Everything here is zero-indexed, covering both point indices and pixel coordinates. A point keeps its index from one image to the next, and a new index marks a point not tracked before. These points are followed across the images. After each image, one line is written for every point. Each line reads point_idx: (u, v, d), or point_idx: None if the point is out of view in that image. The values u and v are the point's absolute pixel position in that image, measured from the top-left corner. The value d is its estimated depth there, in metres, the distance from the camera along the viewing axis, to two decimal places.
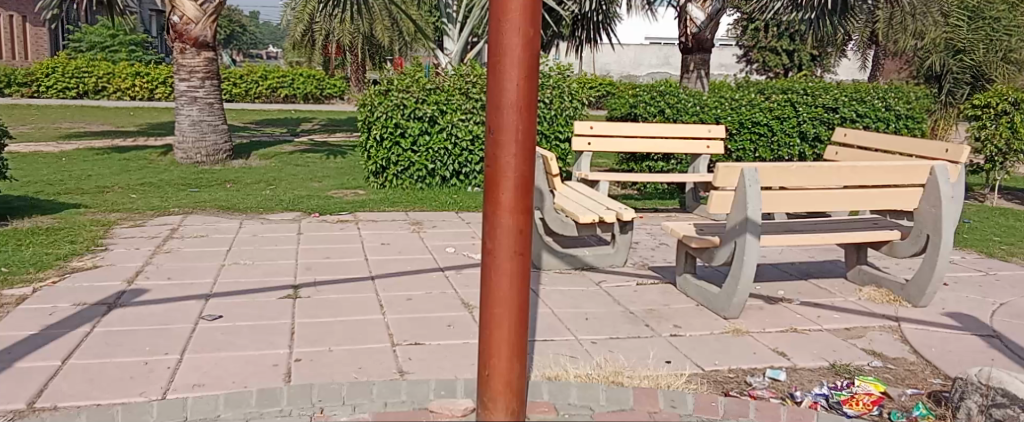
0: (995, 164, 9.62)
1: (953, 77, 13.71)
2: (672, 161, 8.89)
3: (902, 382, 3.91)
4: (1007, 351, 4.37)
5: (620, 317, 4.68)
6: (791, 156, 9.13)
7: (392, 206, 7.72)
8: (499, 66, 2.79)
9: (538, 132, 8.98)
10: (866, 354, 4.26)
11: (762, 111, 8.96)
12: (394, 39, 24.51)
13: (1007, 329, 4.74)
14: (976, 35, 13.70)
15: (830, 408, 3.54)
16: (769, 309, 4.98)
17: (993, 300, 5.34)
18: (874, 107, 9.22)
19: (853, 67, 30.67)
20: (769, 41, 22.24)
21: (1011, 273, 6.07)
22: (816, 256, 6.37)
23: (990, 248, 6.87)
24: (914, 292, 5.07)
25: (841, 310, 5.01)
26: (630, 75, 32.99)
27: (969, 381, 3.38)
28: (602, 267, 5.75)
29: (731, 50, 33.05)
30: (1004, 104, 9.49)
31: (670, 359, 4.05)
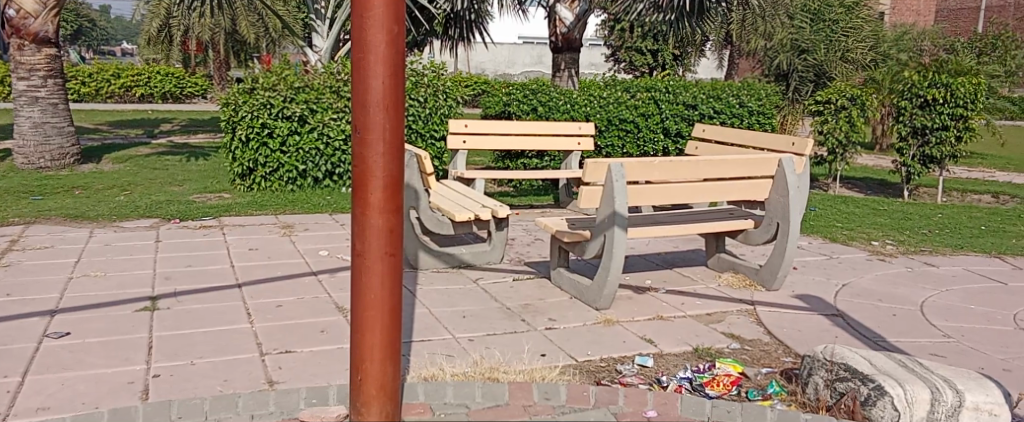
0: (837, 155, 10.39)
1: (799, 75, 14.85)
2: (545, 158, 9.13)
3: (757, 362, 4.15)
4: (849, 329, 4.72)
5: (495, 313, 4.73)
6: (656, 152, 9.50)
7: (260, 209, 7.47)
8: (363, 63, 2.75)
9: (413, 131, 8.91)
10: (725, 338, 4.49)
11: (629, 109, 9.29)
12: (259, 36, 23.68)
13: (849, 308, 5.12)
14: (818, 35, 15.08)
15: (693, 390, 3.71)
16: (637, 298, 5.16)
17: (836, 281, 5.76)
18: (729, 103, 9.72)
19: (712, 67, 32.30)
20: (634, 40, 22.95)
21: (852, 256, 6.56)
22: (679, 246, 6.66)
23: (833, 233, 7.41)
24: (768, 277, 5.40)
25: (703, 297, 5.25)
26: (504, 73, 33.25)
27: (815, 358, 3.63)
28: (478, 264, 5.77)
29: (600, 50, 34.04)
30: (842, 100, 10.22)
31: (544, 352, 4.13)
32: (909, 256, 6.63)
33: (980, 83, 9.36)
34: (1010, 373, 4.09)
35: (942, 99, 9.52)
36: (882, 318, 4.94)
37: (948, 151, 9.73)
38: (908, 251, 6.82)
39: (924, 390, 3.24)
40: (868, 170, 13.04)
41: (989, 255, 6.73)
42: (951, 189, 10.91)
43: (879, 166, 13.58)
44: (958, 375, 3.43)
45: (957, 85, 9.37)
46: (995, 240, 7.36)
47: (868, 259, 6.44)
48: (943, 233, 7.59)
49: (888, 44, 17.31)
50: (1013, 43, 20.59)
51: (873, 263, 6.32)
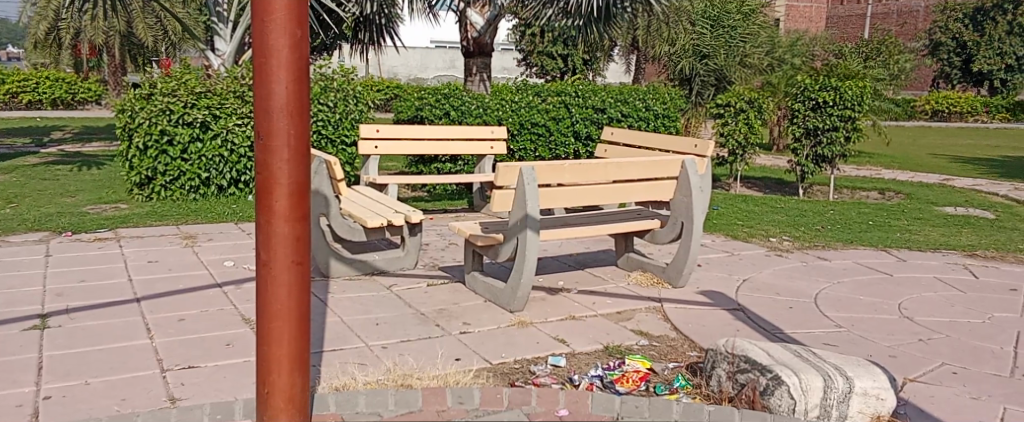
0: (737, 156, 10.75)
1: (701, 79, 15.31)
2: (459, 162, 9.03)
3: (665, 357, 4.27)
4: (750, 322, 4.91)
5: (408, 319, 4.70)
6: (567, 155, 9.64)
7: (159, 220, 7.20)
8: (266, 67, 2.70)
9: (322, 136, 8.74)
10: (634, 335, 4.60)
11: (540, 113, 9.38)
12: (158, 39, 22.83)
13: (750, 302, 5.32)
14: (718, 41, 15.52)
15: (604, 387, 3.79)
16: (550, 299, 5.22)
17: (738, 277, 5.98)
18: (636, 107, 9.96)
19: (620, 71, 33.02)
20: (545, 45, 23.20)
21: (752, 252, 6.83)
22: (590, 247, 6.78)
23: (735, 231, 7.69)
24: (674, 274, 5.56)
25: (613, 296, 5.36)
26: (417, 77, 33.08)
27: (718, 351, 3.76)
28: (391, 271, 5.71)
29: (512, 55, 34.29)
30: (740, 103, 10.65)
31: (458, 356, 4.13)
32: (804, 251, 6.95)
33: (866, 86, 9.85)
34: (896, 359, 4.34)
35: (832, 101, 10.00)
36: (781, 311, 5.16)
37: (838, 151, 10.25)
38: (804, 246, 7.14)
39: (818, 378, 3.40)
40: (766, 170, 13.57)
41: (877, 249, 7.12)
42: (842, 187, 11.48)
43: (776, 166, 14.17)
44: (850, 363, 3.61)
45: (845, 88, 9.83)
46: (882, 234, 7.79)
47: (767, 255, 6.71)
48: (835, 229, 7.98)
49: (783, 49, 18.00)
50: (896, 49, 21.85)
51: (771, 259, 6.59)
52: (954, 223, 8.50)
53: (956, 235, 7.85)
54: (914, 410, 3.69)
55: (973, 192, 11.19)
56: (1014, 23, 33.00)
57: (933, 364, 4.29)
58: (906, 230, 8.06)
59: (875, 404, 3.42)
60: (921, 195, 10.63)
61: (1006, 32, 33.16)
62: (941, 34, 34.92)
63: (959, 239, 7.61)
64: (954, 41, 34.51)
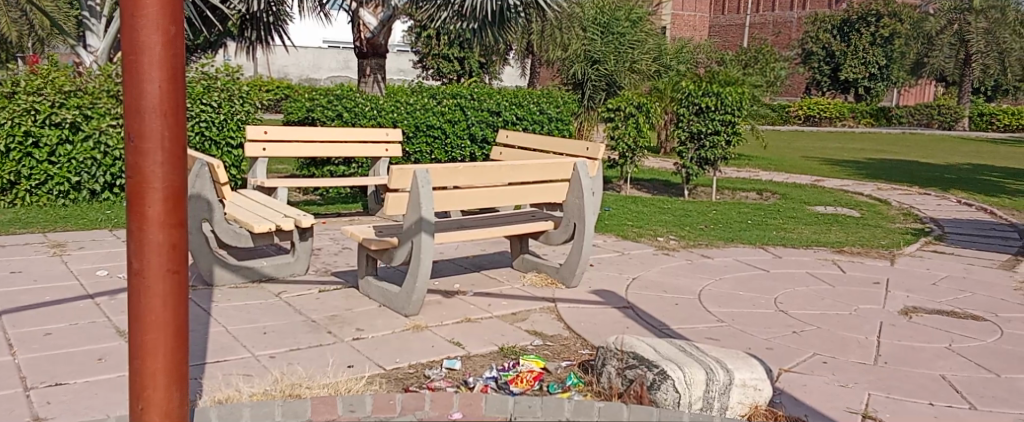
0: (627, 158, 11.07)
1: (593, 85, 15.50)
2: (353, 165, 8.89)
3: (558, 356, 4.33)
4: (639, 319, 5.04)
5: (298, 327, 4.58)
6: (463, 158, 9.66)
7: (24, 227, 6.75)
8: (136, 65, 2.57)
9: (206, 138, 8.42)
10: (528, 335, 4.64)
11: (435, 115, 9.34)
12: (24, 33, 21.36)
13: (639, 300, 5.46)
14: (608, 47, 15.88)
15: (499, 388, 3.80)
16: (445, 302, 5.20)
17: (627, 275, 6.14)
18: (530, 111, 10.08)
19: (515, 75, 33.40)
20: (440, 48, 23.07)
21: (641, 251, 7.02)
22: (486, 249, 6.81)
23: (625, 231, 7.89)
24: (567, 274, 5.66)
25: (508, 297, 5.39)
26: (309, 78, 32.35)
27: (608, 348, 3.85)
28: (281, 277, 5.56)
29: (408, 57, 34.07)
30: (630, 108, 10.90)
31: (351, 363, 4.05)
32: (690, 250, 7.20)
33: (743, 93, 10.45)
34: (772, 351, 4.56)
35: (714, 106, 10.46)
36: (668, 307, 5.32)
37: (720, 153, 10.68)
38: (689, 245, 7.39)
39: (700, 371, 3.53)
40: (654, 172, 13.97)
41: (755, 246, 7.46)
42: (723, 188, 11.95)
43: (663, 168, 14.64)
44: (731, 356, 3.76)
45: (726, 94, 10.36)
46: (760, 232, 8.16)
47: (655, 254, 6.92)
48: (717, 228, 8.31)
49: (670, 56, 18.49)
50: (772, 58, 22.98)
51: (658, 257, 6.80)
52: (824, 221, 9.00)
53: (826, 232, 8.32)
54: (789, 399, 3.88)
55: (841, 192, 11.88)
56: (876, 34, 35.24)
57: (806, 354, 4.53)
58: (781, 228, 8.48)
59: (753, 395, 3.57)
60: (794, 195, 11.20)
61: (870, 42, 35.36)
62: (812, 43, 36.92)
63: (828, 237, 8.07)
64: (824, 51, 36.59)
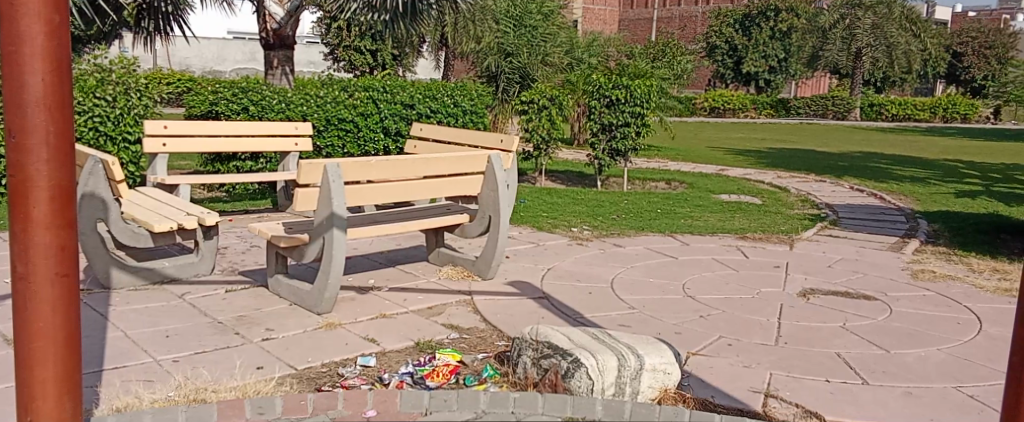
0: (541, 150, 11.14)
1: (506, 77, 15.36)
2: (261, 160, 8.68)
3: (474, 349, 4.33)
4: (554, 309, 5.08)
5: (204, 329, 4.43)
6: (377, 151, 9.54)
7: None
8: (16, 56, 2.42)
9: (100, 134, 8.04)
10: (444, 329, 4.62)
11: (347, 108, 9.18)
12: None
13: (554, 290, 5.51)
14: (520, 41, 15.79)
15: (414, 383, 3.77)
16: (359, 299, 5.12)
17: (543, 266, 6.19)
18: (444, 103, 10.07)
19: (429, 68, 33.25)
20: (351, 39, 22.70)
21: (555, 242, 7.09)
22: (401, 244, 6.75)
23: (540, 222, 7.95)
24: (483, 267, 5.66)
25: (423, 291, 5.35)
26: (213, 71, 31.27)
27: (523, 339, 3.88)
28: (185, 278, 5.36)
29: (318, 48, 33.40)
30: (543, 100, 10.97)
31: (260, 364, 3.94)
32: (602, 239, 7.31)
33: (652, 85, 10.66)
34: (681, 335, 4.68)
35: (624, 99, 10.68)
36: (582, 296, 5.39)
37: (630, 144, 10.87)
38: (601, 235, 7.51)
39: (612, 357, 3.59)
40: (567, 163, 14.12)
41: (664, 234, 7.63)
42: (635, 178, 12.17)
43: (576, 160, 14.82)
44: (642, 342, 3.84)
45: (635, 86, 10.60)
46: (670, 221, 8.37)
47: (569, 245, 7.00)
48: (629, 217, 8.47)
49: (581, 49, 18.71)
50: (678, 51, 23.59)
51: (573, 248, 6.88)
52: (728, 209, 9.29)
53: (730, 220, 8.59)
54: (697, 382, 3.99)
55: (743, 180, 12.29)
56: (775, 28, 36.64)
57: (713, 337, 4.67)
58: (689, 216, 8.71)
59: (663, 379, 3.66)
60: (701, 184, 11.53)
61: (769, 37, 36.71)
62: (716, 37, 38.05)
63: (733, 224, 8.34)
64: (727, 44, 37.78)
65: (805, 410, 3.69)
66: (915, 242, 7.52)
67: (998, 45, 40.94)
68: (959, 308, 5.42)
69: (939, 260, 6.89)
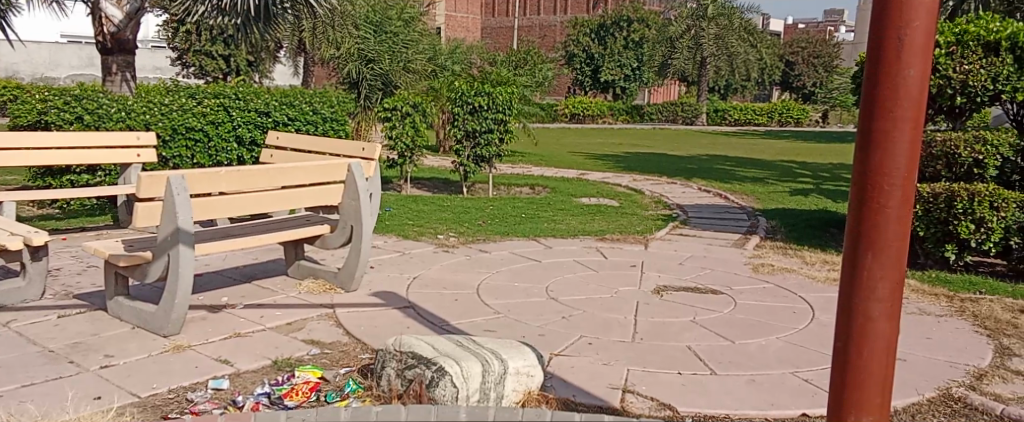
0: (406, 158, 11.05)
1: (368, 83, 14.86)
2: (99, 173, 8.11)
3: (337, 364, 4.22)
4: (419, 318, 5.04)
5: (33, 359, 4.09)
6: (230, 161, 9.16)
7: None
8: None
9: None
10: (304, 345, 4.48)
11: (195, 116, 8.72)
12: None
13: (419, 298, 5.47)
14: (381, 46, 15.53)
15: (271, 404, 3.64)
16: (211, 318, 4.88)
17: (408, 275, 6.13)
18: (303, 110, 9.78)
19: (286, 72, 32.41)
20: (201, 44, 21.68)
21: (421, 250, 7.04)
22: (258, 258, 6.49)
23: (405, 230, 7.88)
24: (346, 278, 5.53)
25: (282, 307, 5.17)
26: (47, 77, 29.03)
27: (387, 351, 3.83)
28: (10, 305, 4.92)
29: (165, 53, 31.76)
30: (406, 107, 10.85)
31: (99, 394, 3.69)
32: (468, 245, 7.33)
33: (513, 93, 10.82)
34: (544, 337, 4.76)
35: (485, 106, 10.79)
36: (447, 303, 5.37)
37: (494, 151, 11.01)
38: (467, 241, 7.52)
39: (476, 364, 3.59)
40: (432, 170, 14.10)
41: (528, 238, 7.75)
42: (499, 184, 12.28)
43: (441, 166, 14.82)
44: (506, 346, 3.87)
45: (497, 93, 10.72)
46: (534, 225, 8.50)
47: (435, 252, 6.97)
48: (494, 223, 8.54)
49: (444, 56, 18.65)
50: (538, 59, 24.10)
51: (438, 255, 6.86)
52: (589, 212, 9.55)
53: (590, 222, 8.83)
54: (559, 381, 4.07)
55: (602, 184, 12.69)
56: (628, 38, 38.40)
57: (574, 337, 4.78)
58: (552, 220, 8.90)
59: (526, 381, 3.73)
60: (563, 188, 11.81)
61: (623, 46, 38.22)
62: (574, 46, 39.18)
63: (594, 226, 8.58)
64: (584, 53, 39.00)
65: (660, 403, 3.84)
66: (757, 238, 8.02)
67: (825, 55, 44.43)
68: (795, 298, 5.81)
69: (778, 254, 7.37)
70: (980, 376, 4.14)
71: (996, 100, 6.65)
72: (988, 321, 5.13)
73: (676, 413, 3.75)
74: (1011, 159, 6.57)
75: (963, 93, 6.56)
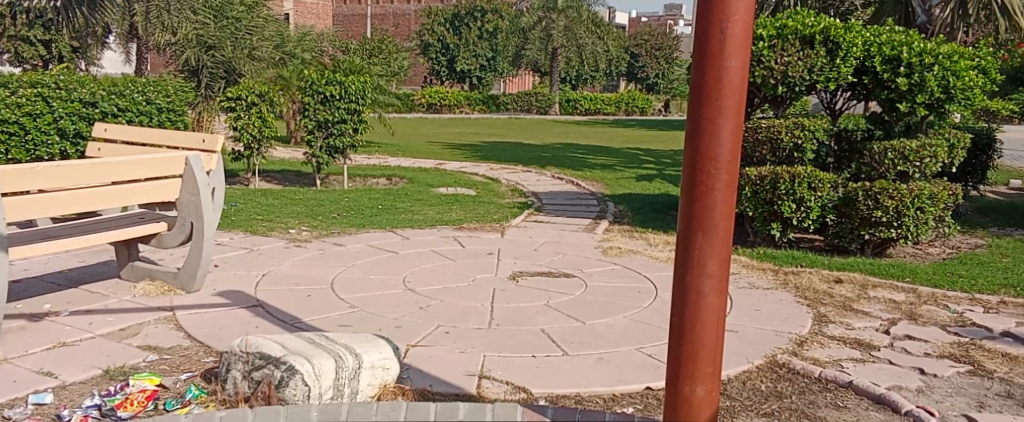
0: (253, 150, 10.60)
1: (209, 71, 13.51)
2: None
3: (177, 369, 4.01)
4: (268, 316, 4.87)
5: None
6: (51, 155, 8.46)
7: None
8: None
9: None
10: (139, 351, 4.22)
11: (9, 107, 7.98)
12: None
13: (267, 296, 5.28)
14: (222, 33, 13.80)
15: (102, 417, 3.41)
16: (32, 328, 4.50)
17: (256, 272, 5.90)
18: (134, 101, 9.24)
19: (117, 60, 30.59)
20: (18, 30, 19.96)
21: (270, 245, 6.79)
22: (87, 260, 6.05)
23: (253, 226, 7.58)
24: (186, 279, 5.25)
25: (115, 312, 4.85)
26: None
27: (232, 352, 3.67)
28: None
29: None
30: (252, 97, 10.45)
31: None
32: (321, 239, 7.14)
33: (366, 82, 10.66)
34: (401, 329, 4.72)
35: (337, 95, 10.51)
36: (298, 300, 5.22)
37: (347, 141, 10.78)
38: (320, 235, 7.34)
39: (329, 360, 3.50)
40: (282, 162, 13.63)
41: (385, 230, 7.65)
42: (354, 175, 12.06)
43: (292, 158, 14.37)
44: (359, 341, 3.79)
45: (350, 83, 10.48)
46: (389, 216, 8.41)
47: (285, 247, 6.74)
48: (349, 215, 8.37)
49: (293, 43, 17.95)
50: (392, 48, 23.92)
51: (288, 250, 6.64)
52: (447, 201, 9.55)
53: (448, 212, 8.84)
54: (415, 373, 4.05)
55: (459, 173, 12.73)
56: (482, 28, 38.92)
57: (431, 327, 4.78)
58: (409, 211, 8.83)
59: (381, 374, 3.68)
60: (420, 178, 11.74)
61: (477, 36, 38.70)
62: (428, 35, 39.11)
63: (450, 215, 8.60)
64: (439, 43, 39.04)
65: (515, 387, 3.91)
66: (606, 222, 8.31)
67: (667, 47, 46.59)
68: (641, 278, 6.08)
69: (625, 237, 7.66)
70: (801, 342, 4.49)
71: (812, 89, 7.22)
72: (808, 292, 5.56)
73: (530, 395, 3.83)
74: (824, 143, 7.16)
75: (785, 83, 7.06)
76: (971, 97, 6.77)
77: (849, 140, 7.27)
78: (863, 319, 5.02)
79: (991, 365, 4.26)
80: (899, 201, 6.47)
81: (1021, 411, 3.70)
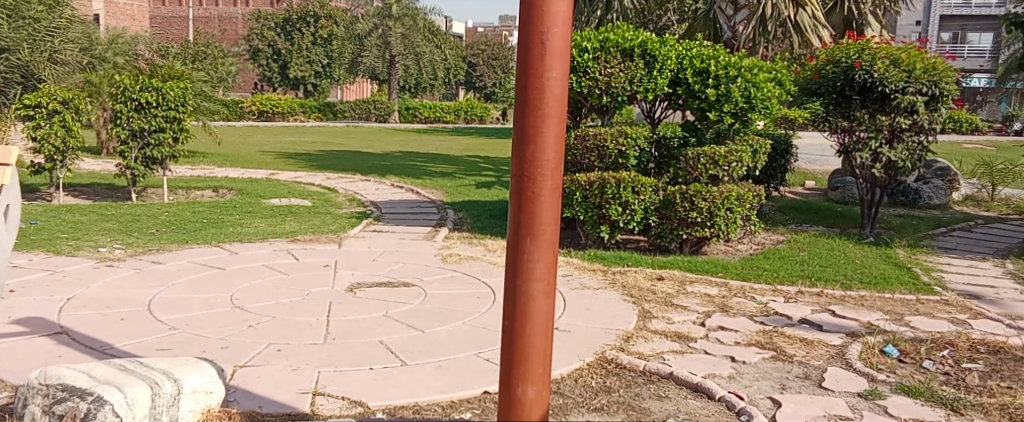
0: (56, 162, 9.79)
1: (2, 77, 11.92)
2: None
3: None
4: (75, 344, 4.48)
5: None
6: None
7: None
8: None
9: None
10: None
11: None
12: None
13: (74, 322, 4.87)
14: (17, 33, 12.00)
15: None
16: None
17: (61, 296, 5.41)
18: None
19: None
20: None
21: (77, 266, 6.27)
22: None
23: (57, 245, 6.96)
24: None
25: None
26: None
27: (30, 385, 3.33)
28: None
29: None
30: (53, 104, 9.61)
31: None
32: (137, 258, 6.68)
33: (186, 87, 10.09)
34: (227, 349, 4.50)
35: (154, 102, 9.87)
36: (110, 324, 4.85)
37: (167, 152, 10.19)
38: (136, 253, 6.86)
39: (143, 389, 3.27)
40: (93, 175, 12.64)
41: (210, 245, 7.27)
42: (177, 188, 11.39)
43: (103, 170, 13.37)
44: (177, 366, 3.57)
45: (168, 89, 9.87)
46: (215, 230, 8.01)
47: (95, 268, 6.25)
48: (169, 230, 7.89)
49: (103, 46, 16.67)
50: (219, 52, 22.85)
51: (99, 271, 6.15)
52: (279, 213, 9.23)
53: (280, 224, 8.55)
54: (243, 394, 3.87)
55: (292, 183, 12.34)
56: (316, 34, 37.90)
57: (261, 345, 4.58)
58: (236, 224, 8.45)
59: (204, 399, 3.50)
60: (250, 189, 11.26)
61: (311, 42, 37.73)
62: (258, 40, 37.63)
63: (282, 227, 8.31)
64: (270, 48, 37.71)
65: (350, 401, 3.82)
66: (444, 230, 8.34)
67: (502, 57, 47.54)
68: (478, 284, 6.14)
69: (462, 244, 7.71)
70: (628, 338, 4.70)
71: (633, 99, 7.59)
72: (633, 290, 5.82)
73: (367, 408, 3.77)
74: (645, 150, 7.54)
75: (608, 93, 7.39)
76: (768, 106, 7.40)
77: (666, 147, 7.61)
78: (681, 312, 5.33)
79: (791, 350, 4.65)
80: (711, 202, 6.93)
81: (816, 389, 4.06)
